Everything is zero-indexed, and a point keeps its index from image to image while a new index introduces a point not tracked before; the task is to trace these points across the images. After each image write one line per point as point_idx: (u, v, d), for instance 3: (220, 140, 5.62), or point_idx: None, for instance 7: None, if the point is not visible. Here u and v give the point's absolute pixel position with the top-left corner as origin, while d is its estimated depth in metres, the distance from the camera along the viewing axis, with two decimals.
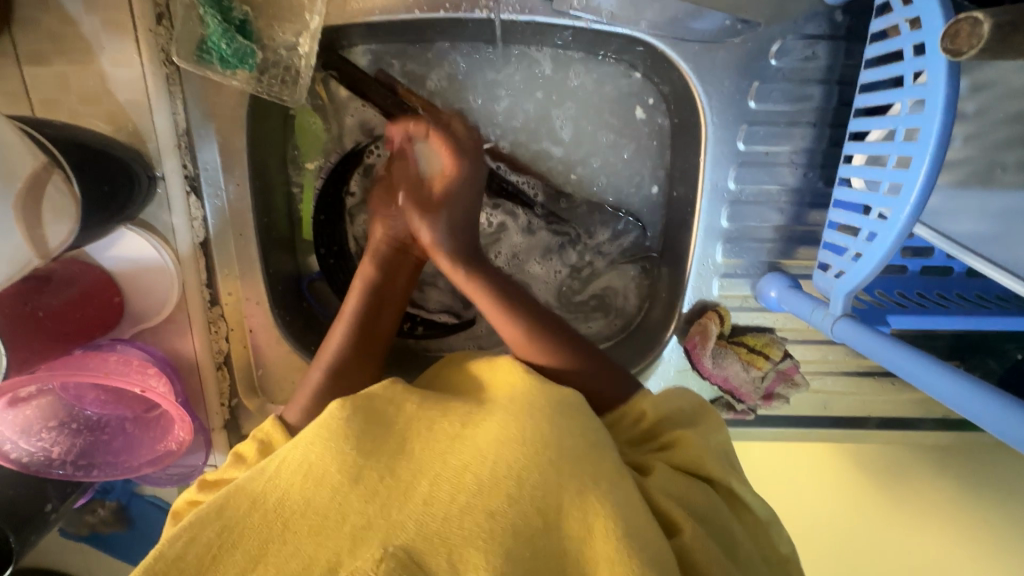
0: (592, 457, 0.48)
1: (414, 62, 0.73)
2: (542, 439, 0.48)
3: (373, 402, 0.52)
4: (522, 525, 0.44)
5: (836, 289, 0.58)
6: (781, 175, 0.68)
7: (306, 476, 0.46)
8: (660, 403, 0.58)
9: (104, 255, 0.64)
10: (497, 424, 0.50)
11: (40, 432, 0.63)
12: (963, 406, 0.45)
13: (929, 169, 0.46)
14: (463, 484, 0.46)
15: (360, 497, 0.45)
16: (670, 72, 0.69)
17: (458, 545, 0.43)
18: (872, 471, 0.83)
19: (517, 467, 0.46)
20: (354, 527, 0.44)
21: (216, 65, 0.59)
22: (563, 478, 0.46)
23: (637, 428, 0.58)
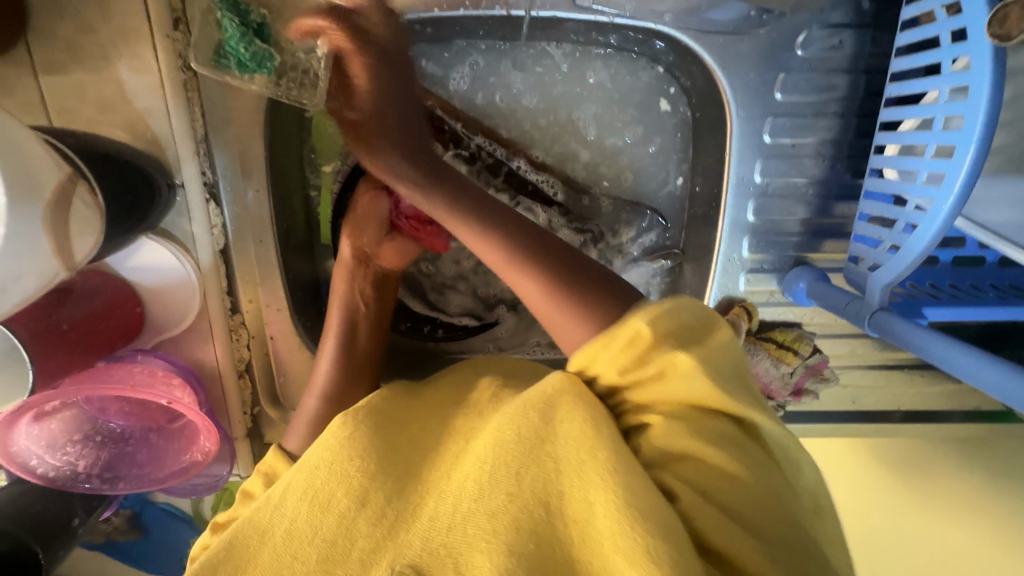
0: (582, 440, 0.44)
1: (433, 62, 0.71)
2: (537, 433, 0.45)
3: (377, 421, 0.52)
4: (524, 521, 0.43)
5: (870, 282, 0.57)
6: (807, 168, 0.67)
7: (311, 505, 0.47)
8: (657, 320, 0.44)
9: (126, 265, 0.63)
10: (494, 426, 0.47)
11: (64, 446, 0.62)
12: (1011, 398, 0.44)
13: (974, 158, 0.44)
14: (467, 491, 0.45)
15: (367, 520, 0.46)
16: (692, 65, 0.67)
17: (463, 552, 0.43)
18: (896, 461, 0.83)
19: (514, 465, 0.44)
20: (361, 551, 0.45)
21: (234, 70, 0.58)
22: (561, 470, 0.44)
23: (630, 353, 0.45)
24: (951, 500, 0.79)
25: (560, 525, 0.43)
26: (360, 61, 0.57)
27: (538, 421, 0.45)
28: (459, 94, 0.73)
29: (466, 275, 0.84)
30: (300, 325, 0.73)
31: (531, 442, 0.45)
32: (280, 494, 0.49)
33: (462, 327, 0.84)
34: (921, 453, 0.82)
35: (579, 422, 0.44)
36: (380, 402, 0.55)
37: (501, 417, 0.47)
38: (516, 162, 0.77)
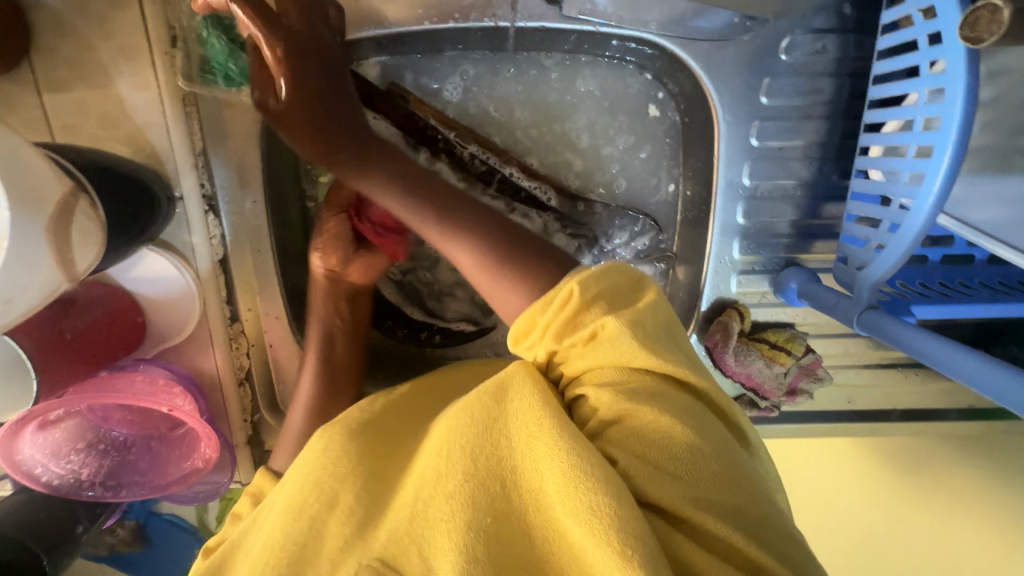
0: (529, 418, 0.44)
1: (426, 75, 0.73)
2: (492, 412, 0.46)
3: (352, 427, 0.53)
4: (480, 496, 0.42)
5: (857, 281, 0.58)
6: (795, 170, 0.68)
7: (285, 510, 0.48)
8: (588, 283, 0.47)
9: (127, 275, 0.64)
10: (453, 416, 0.48)
11: (68, 454, 0.63)
12: (999, 394, 0.44)
13: (952, 157, 0.45)
14: (427, 478, 0.45)
15: (338, 520, 0.46)
16: (679, 71, 0.69)
17: (426, 535, 0.43)
18: (894, 460, 0.83)
19: (470, 444, 0.44)
20: (331, 552, 0.45)
21: (221, 84, 0.60)
22: (515, 448, 0.44)
23: (563, 320, 0.46)
24: (949, 495, 0.80)
25: (518, 503, 0.42)
26: (283, 67, 0.51)
27: (491, 404, 0.46)
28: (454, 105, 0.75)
29: (463, 281, 0.84)
30: (298, 334, 0.76)
31: (481, 421, 0.45)
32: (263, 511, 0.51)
33: (460, 332, 0.85)
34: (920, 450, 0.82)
35: (528, 399, 0.45)
36: (358, 410, 0.57)
37: (457, 407, 0.48)
38: (508, 168, 0.76)
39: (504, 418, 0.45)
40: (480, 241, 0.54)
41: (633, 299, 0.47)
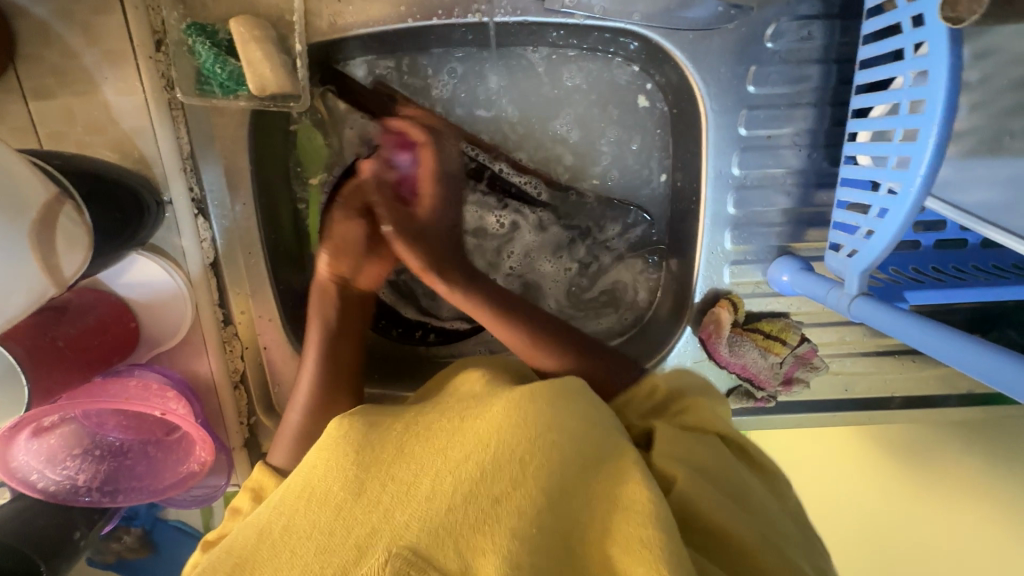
0: (585, 440, 0.51)
1: (410, 74, 0.74)
2: (542, 422, 0.51)
3: (369, 418, 0.56)
4: (528, 507, 0.46)
5: (849, 268, 0.57)
6: (784, 158, 0.68)
7: (310, 500, 0.49)
8: (670, 380, 0.63)
9: (119, 281, 0.65)
10: (497, 413, 0.53)
11: (64, 461, 0.63)
12: (990, 375, 0.44)
13: (937, 139, 0.45)
14: (464, 472, 0.48)
15: (363, 508, 0.47)
16: (665, 63, 0.69)
17: (464, 533, 0.44)
18: (895, 448, 0.83)
19: (519, 451, 0.49)
20: (359, 537, 0.45)
21: (218, 92, 0.61)
22: (562, 461, 0.49)
23: (650, 401, 0.62)
24: (950, 485, 0.80)
25: (561, 510, 0.47)
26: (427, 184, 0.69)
27: (538, 408, 0.52)
28: (443, 103, 0.75)
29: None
30: (291, 333, 0.74)
31: (531, 431, 0.50)
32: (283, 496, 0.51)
33: (455, 330, 0.85)
34: (926, 439, 0.82)
35: (577, 417, 0.53)
36: (379, 411, 0.58)
37: (500, 404, 0.53)
38: (497, 163, 0.78)
39: (555, 430, 0.51)
40: (511, 317, 0.66)
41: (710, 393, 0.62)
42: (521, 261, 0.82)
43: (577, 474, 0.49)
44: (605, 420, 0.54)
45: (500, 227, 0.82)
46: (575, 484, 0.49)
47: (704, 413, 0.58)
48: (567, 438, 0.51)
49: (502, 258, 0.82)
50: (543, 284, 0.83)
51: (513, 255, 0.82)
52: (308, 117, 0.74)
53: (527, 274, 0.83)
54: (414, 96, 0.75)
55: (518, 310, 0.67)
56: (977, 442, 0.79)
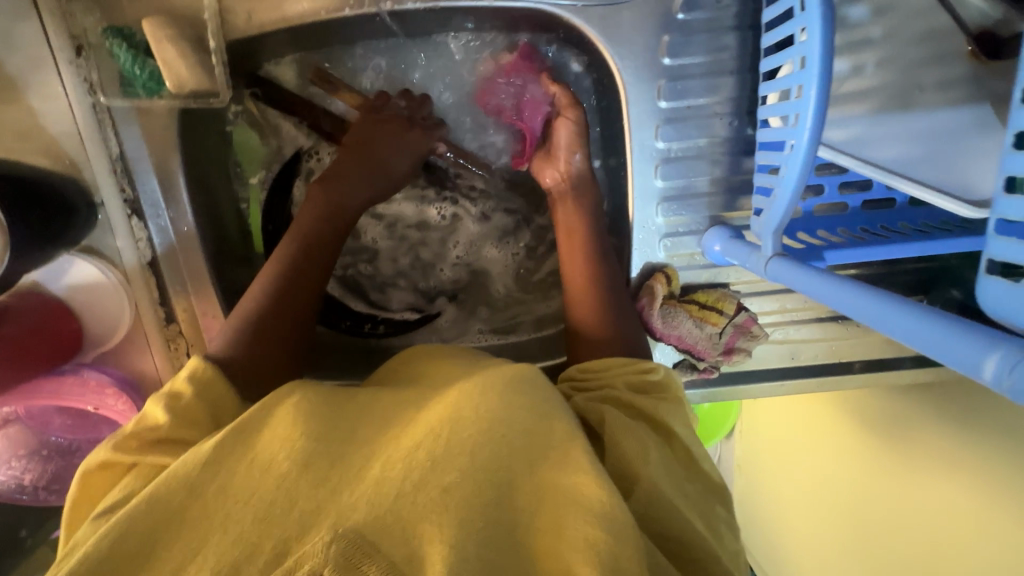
0: (542, 428, 0.47)
1: (342, 68, 0.77)
2: (501, 413, 0.46)
3: (319, 400, 0.49)
4: (478, 496, 0.42)
5: (765, 228, 0.57)
6: (710, 127, 0.68)
7: (251, 464, 0.43)
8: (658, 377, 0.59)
9: (57, 283, 0.65)
10: (462, 392, 0.48)
11: (9, 461, 0.65)
12: (907, 336, 0.38)
13: (818, 90, 0.46)
14: (415, 462, 0.42)
15: (310, 482, 0.42)
16: (583, 40, 0.69)
17: (412, 520, 0.40)
18: (867, 422, 0.89)
19: (472, 440, 0.44)
20: (302, 512, 0.40)
21: (142, 94, 0.63)
22: (516, 449, 0.45)
23: (634, 376, 0.58)
24: (935, 459, 0.77)
25: (511, 499, 0.43)
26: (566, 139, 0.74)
27: (501, 396, 0.47)
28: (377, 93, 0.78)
29: (405, 270, 0.87)
30: None
31: (486, 420, 0.45)
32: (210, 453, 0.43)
33: (406, 321, 0.85)
34: (903, 415, 0.84)
35: (542, 403, 0.48)
36: (329, 393, 0.51)
37: (459, 389, 0.49)
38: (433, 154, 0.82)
39: (509, 423, 0.46)
40: (593, 263, 0.69)
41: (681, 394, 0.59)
42: (467, 250, 0.87)
43: (530, 463, 0.45)
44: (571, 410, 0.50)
45: (441, 219, 0.85)
46: (529, 475, 0.44)
47: (675, 410, 0.56)
48: (523, 432, 0.46)
49: (447, 247, 0.86)
50: (493, 270, 0.87)
51: (458, 245, 0.86)
52: (243, 118, 0.77)
53: (474, 262, 0.87)
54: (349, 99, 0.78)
55: (603, 263, 0.69)
56: (959, 413, 0.76)
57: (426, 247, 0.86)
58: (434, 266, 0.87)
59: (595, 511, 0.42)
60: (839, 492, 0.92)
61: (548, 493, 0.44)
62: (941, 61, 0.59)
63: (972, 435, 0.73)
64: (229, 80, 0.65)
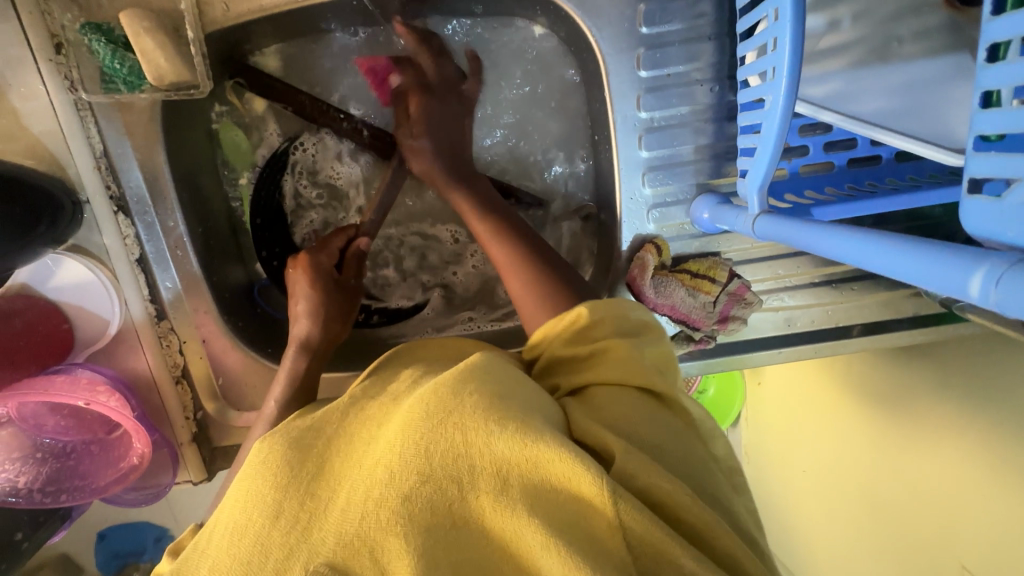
0: (500, 406, 0.46)
1: (325, 58, 0.78)
2: (444, 408, 0.45)
3: (295, 434, 0.50)
4: (439, 501, 0.43)
5: (749, 189, 0.56)
6: (692, 95, 0.68)
7: (229, 534, 0.43)
8: (597, 310, 0.57)
9: (46, 285, 0.66)
10: (406, 410, 0.48)
11: (4, 464, 0.64)
12: (906, 275, 0.36)
13: (794, 37, 0.46)
14: (375, 479, 0.43)
15: (281, 530, 0.43)
16: (559, 16, 0.71)
17: (378, 538, 0.41)
18: (879, 399, 0.86)
19: (424, 443, 0.44)
20: (276, 560, 0.41)
21: (123, 89, 0.63)
22: (468, 438, 0.44)
23: (574, 330, 0.58)
24: (939, 430, 0.75)
25: (471, 493, 0.43)
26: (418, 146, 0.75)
27: (448, 395, 0.47)
28: (361, 84, 0.80)
29: (412, 270, 0.87)
30: (231, 325, 0.75)
31: (435, 418, 0.45)
32: (208, 539, 0.46)
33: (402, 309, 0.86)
34: (901, 389, 0.83)
35: (487, 399, 0.47)
36: (305, 421, 0.52)
37: (415, 398, 0.48)
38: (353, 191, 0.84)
39: (458, 411, 0.45)
40: (540, 285, 0.64)
41: (639, 333, 0.58)
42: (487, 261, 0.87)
43: (483, 447, 0.44)
44: (518, 394, 0.48)
45: (455, 240, 0.87)
46: (485, 462, 0.44)
47: (631, 356, 0.54)
48: (469, 416, 0.45)
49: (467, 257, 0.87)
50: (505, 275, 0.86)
51: (477, 254, 0.87)
52: (229, 117, 0.79)
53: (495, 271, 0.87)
54: (336, 99, 0.80)
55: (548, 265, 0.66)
56: (958, 377, 0.75)
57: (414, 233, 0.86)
58: (447, 266, 0.87)
59: (574, 494, 0.43)
60: (853, 476, 0.89)
61: (515, 474, 0.43)
62: (917, 10, 0.59)
63: (978, 407, 0.70)
64: (208, 71, 0.65)
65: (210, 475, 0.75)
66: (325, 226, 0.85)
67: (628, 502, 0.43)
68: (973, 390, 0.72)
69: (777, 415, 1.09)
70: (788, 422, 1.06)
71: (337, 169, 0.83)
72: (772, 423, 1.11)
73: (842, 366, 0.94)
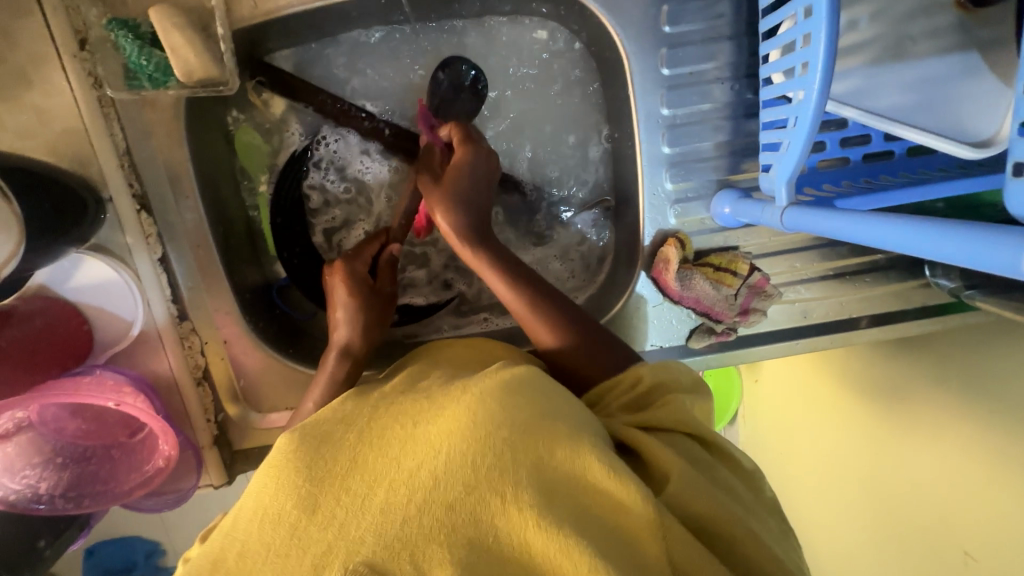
0: (546, 425, 0.45)
1: (345, 57, 0.78)
2: (492, 421, 0.44)
3: (323, 427, 0.48)
4: (481, 509, 0.41)
5: (777, 181, 0.58)
6: (711, 93, 0.70)
7: (262, 520, 0.42)
8: (657, 370, 0.58)
9: (65, 286, 0.64)
10: (448, 417, 0.46)
11: (23, 470, 0.63)
12: (966, 256, 0.38)
13: (829, 34, 0.48)
14: (418, 482, 0.42)
15: (321, 525, 0.41)
16: (581, 14, 0.73)
17: (419, 544, 0.39)
18: (874, 394, 0.84)
19: (471, 452, 0.43)
20: (315, 556, 0.39)
21: (147, 86, 0.63)
22: (518, 455, 0.43)
23: (633, 392, 0.58)
24: (933, 425, 0.74)
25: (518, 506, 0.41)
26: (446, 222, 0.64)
27: (496, 408, 0.46)
28: (380, 82, 0.80)
29: (436, 271, 0.87)
30: (252, 325, 0.74)
31: (485, 427, 0.44)
32: (236, 520, 0.44)
33: (415, 307, 0.86)
34: (900, 383, 0.81)
35: (536, 416, 0.46)
36: (331, 415, 0.50)
37: (457, 405, 0.47)
38: (379, 194, 0.83)
39: (508, 425, 0.44)
40: (540, 301, 0.63)
41: (694, 390, 0.59)
42: None
43: (535, 465, 0.43)
44: (567, 411, 0.47)
45: None
46: (532, 480, 0.42)
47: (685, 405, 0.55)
48: (521, 431, 0.44)
49: None
50: None
51: None
52: (247, 121, 0.79)
53: None
54: (354, 99, 0.80)
55: (549, 289, 0.65)
56: (951, 368, 0.75)
57: (443, 235, 0.86)
58: (468, 271, 0.87)
59: (621, 518, 0.42)
60: (849, 474, 0.85)
61: (561, 493, 0.42)
62: (930, 11, 0.61)
63: (980, 405, 0.69)
64: (236, 67, 0.65)
65: (231, 478, 0.74)
66: (342, 222, 0.84)
67: (676, 526, 0.42)
68: (976, 390, 0.71)
69: (765, 419, 1.08)
70: (777, 423, 1.04)
71: (365, 163, 0.82)
72: (767, 423, 1.07)
73: (838, 366, 0.91)
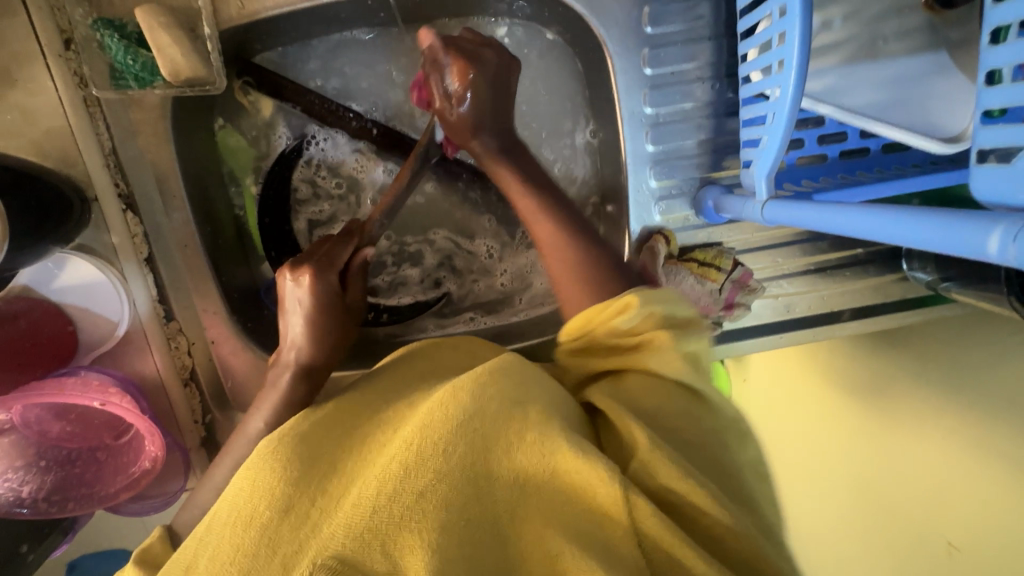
0: (517, 413, 0.45)
1: (333, 58, 0.79)
2: (465, 411, 0.44)
3: (300, 430, 0.49)
4: (453, 496, 0.41)
5: (757, 176, 0.59)
6: (693, 92, 0.72)
7: (234, 521, 0.41)
8: (648, 298, 0.53)
9: (49, 287, 0.63)
10: (424, 411, 0.46)
11: (6, 473, 0.62)
12: (948, 242, 0.39)
13: (802, 33, 0.50)
14: (388, 472, 0.41)
15: (291, 526, 0.40)
16: (569, 16, 0.74)
17: (391, 533, 0.39)
18: (859, 390, 0.84)
19: (442, 441, 0.42)
20: (285, 556, 0.39)
21: (133, 85, 0.63)
22: (489, 443, 0.43)
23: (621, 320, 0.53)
24: (916, 412, 0.75)
25: (490, 495, 0.42)
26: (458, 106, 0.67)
27: (470, 400, 0.45)
28: (368, 83, 0.81)
29: (426, 270, 0.88)
30: (239, 325, 0.73)
31: (457, 420, 0.44)
32: (208, 523, 0.43)
33: (404, 306, 0.86)
34: (882, 375, 0.82)
35: (506, 403, 0.45)
36: (316, 417, 0.51)
37: (432, 400, 0.46)
38: (370, 196, 0.84)
39: (478, 414, 0.44)
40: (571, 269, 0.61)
41: (685, 328, 0.54)
42: (515, 277, 0.88)
43: (502, 454, 0.44)
44: (537, 398, 0.47)
45: (488, 254, 0.88)
46: (501, 468, 0.43)
47: (667, 354, 0.51)
48: (493, 420, 0.44)
49: (495, 273, 0.88)
50: (530, 282, 0.87)
51: (506, 272, 0.88)
52: (232, 121, 0.78)
53: (519, 282, 0.88)
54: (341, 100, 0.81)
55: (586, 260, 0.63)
56: (932, 360, 0.77)
57: (441, 235, 0.87)
58: (460, 272, 0.88)
59: (587, 499, 0.43)
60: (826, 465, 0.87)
61: (530, 481, 0.43)
62: (899, 12, 0.64)
63: (964, 397, 0.70)
64: (224, 67, 0.65)
65: None
66: (331, 219, 0.83)
67: (641, 497, 0.42)
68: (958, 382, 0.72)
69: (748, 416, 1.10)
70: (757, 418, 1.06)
71: (359, 163, 0.83)
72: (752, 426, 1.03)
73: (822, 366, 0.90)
